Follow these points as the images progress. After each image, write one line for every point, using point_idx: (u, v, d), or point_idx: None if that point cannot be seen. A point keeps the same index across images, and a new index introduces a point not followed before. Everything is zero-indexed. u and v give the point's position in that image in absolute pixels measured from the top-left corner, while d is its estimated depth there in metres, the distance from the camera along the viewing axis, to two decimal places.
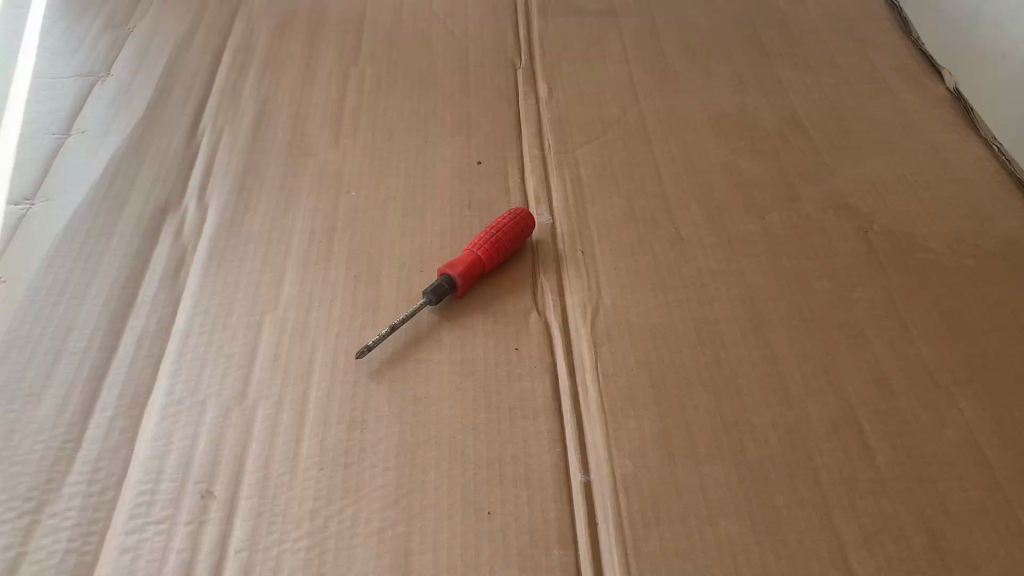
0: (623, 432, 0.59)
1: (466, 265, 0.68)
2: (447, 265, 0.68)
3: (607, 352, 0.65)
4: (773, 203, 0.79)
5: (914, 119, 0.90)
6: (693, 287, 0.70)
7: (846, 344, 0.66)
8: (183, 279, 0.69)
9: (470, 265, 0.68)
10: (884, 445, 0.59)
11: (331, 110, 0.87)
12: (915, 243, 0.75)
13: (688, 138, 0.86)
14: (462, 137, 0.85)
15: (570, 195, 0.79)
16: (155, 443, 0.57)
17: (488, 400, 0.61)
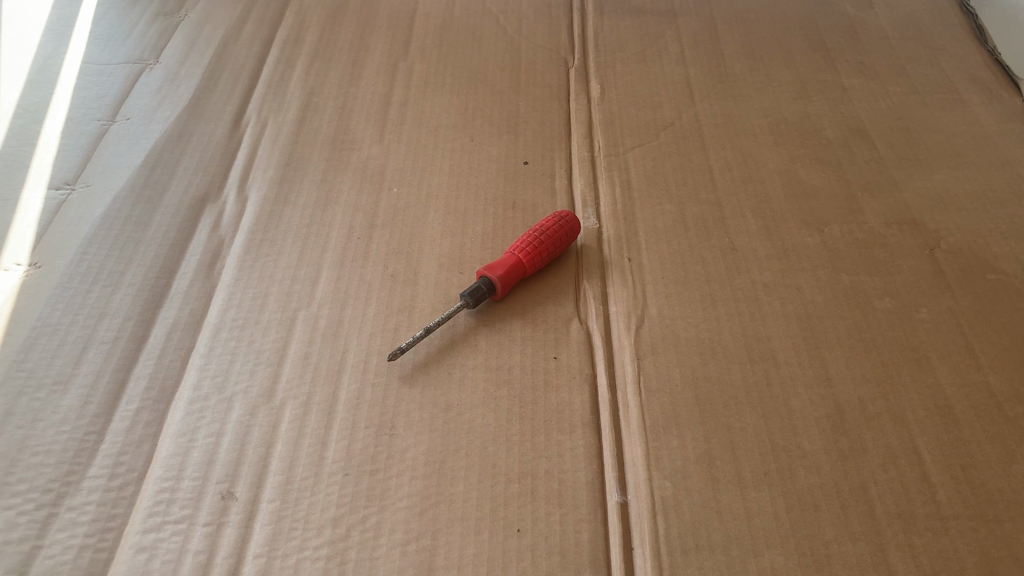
0: (664, 452, 0.56)
1: (506, 270, 0.65)
2: (487, 268, 0.65)
3: (650, 365, 0.62)
4: (833, 214, 0.75)
5: (987, 132, 0.85)
6: (745, 301, 0.67)
7: (908, 367, 0.62)
8: (216, 273, 0.67)
9: (511, 271, 0.65)
10: (946, 479, 0.55)
11: (377, 105, 0.85)
12: (985, 263, 0.70)
13: (746, 144, 0.82)
14: (509, 136, 0.83)
15: (619, 199, 0.76)
16: (178, 439, 0.56)
17: (523, 410, 0.58)
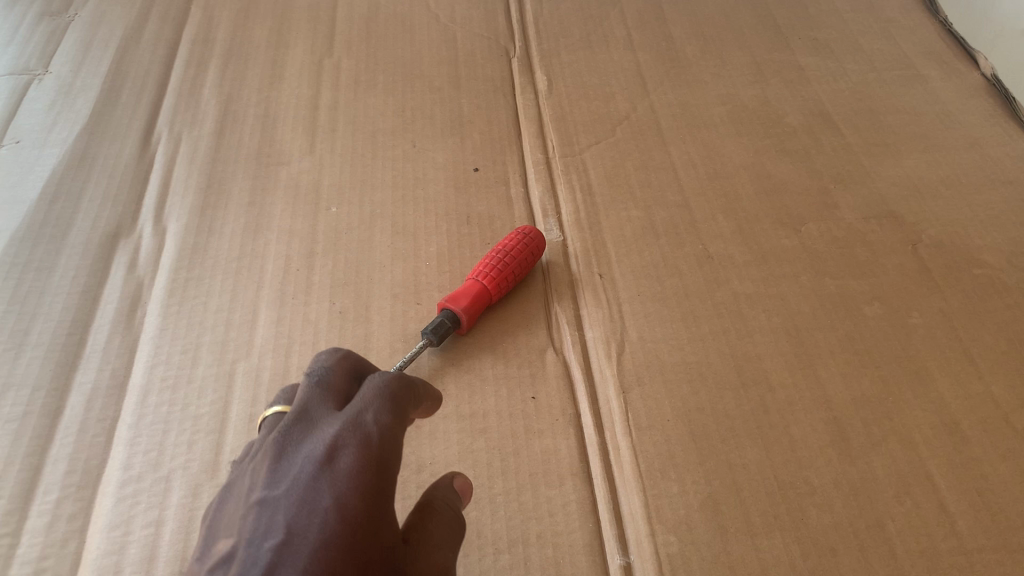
0: (665, 501, 0.51)
1: (471, 300, 0.59)
2: (450, 299, 0.59)
3: (638, 399, 0.56)
4: (808, 211, 0.70)
5: (951, 110, 0.81)
6: (729, 316, 0.62)
7: (908, 381, 0.58)
8: (138, 323, 0.59)
9: (476, 300, 0.59)
10: (964, 507, 0.51)
11: (304, 110, 0.77)
12: (970, 257, 0.66)
13: (707, 136, 0.77)
14: (453, 140, 0.76)
15: (581, 206, 0.70)
16: (111, 533, 0.48)
17: (505, 464, 0.52)
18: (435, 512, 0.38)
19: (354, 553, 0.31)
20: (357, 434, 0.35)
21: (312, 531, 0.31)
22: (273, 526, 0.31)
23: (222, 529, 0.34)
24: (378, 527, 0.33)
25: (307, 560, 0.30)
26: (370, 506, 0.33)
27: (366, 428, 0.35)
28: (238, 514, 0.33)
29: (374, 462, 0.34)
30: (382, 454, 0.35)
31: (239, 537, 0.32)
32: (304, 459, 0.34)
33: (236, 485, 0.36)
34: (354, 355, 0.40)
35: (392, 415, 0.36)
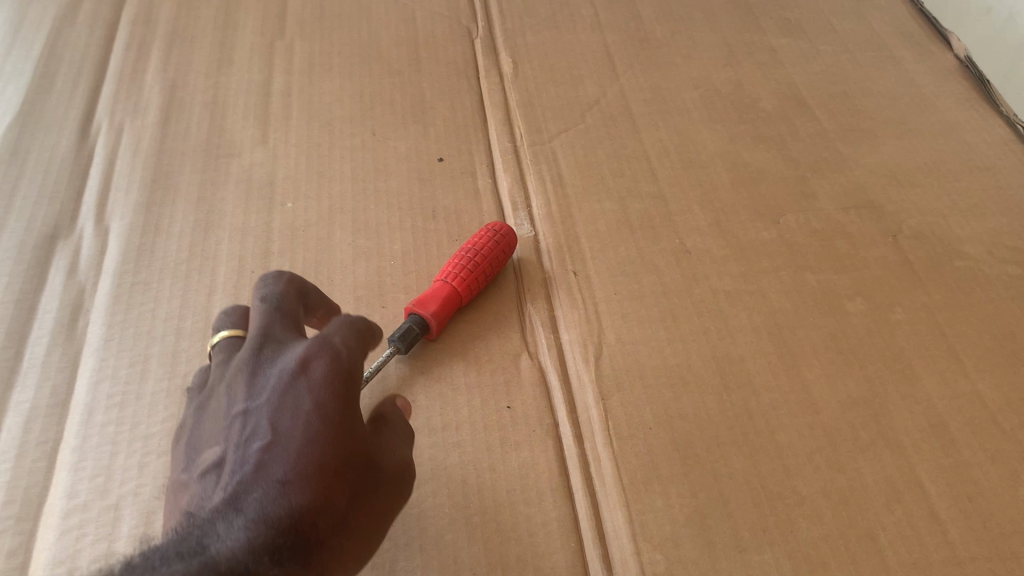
0: (649, 516, 0.49)
1: (441, 303, 0.55)
2: (418, 303, 0.55)
3: (618, 406, 0.54)
4: (786, 201, 0.68)
5: (926, 94, 0.79)
6: (709, 315, 0.59)
7: (894, 381, 0.56)
8: (80, 334, 0.55)
9: (445, 303, 0.56)
10: (955, 514, 0.50)
11: (255, 97, 0.72)
12: (951, 248, 0.65)
13: (680, 122, 0.74)
14: (416, 127, 0.72)
15: (553, 198, 0.66)
16: (54, 569, 0.44)
17: (481, 481, 0.49)
18: (390, 425, 0.44)
19: (336, 446, 0.36)
20: (327, 347, 0.41)
21: (296, 430, 0.36)
22: (264, 420, 0.37)
23: (204, 440, 0.38)
24: (350, 424, 0.39)
25: (299, 445, 0.36)
26: (344, 413, 0.38)
27: (335, 342, 0.41)
28: (219, 424, 0.38)
29: (342, 371, 0.40)
30: (347, 366, 0.41)
31: (225, 445, 0.37)
32: (280, 373, 0.39)
33: (207, 403, 0.40)
34: (297, 281, 0.48)
35: (354, 332, 0.43)
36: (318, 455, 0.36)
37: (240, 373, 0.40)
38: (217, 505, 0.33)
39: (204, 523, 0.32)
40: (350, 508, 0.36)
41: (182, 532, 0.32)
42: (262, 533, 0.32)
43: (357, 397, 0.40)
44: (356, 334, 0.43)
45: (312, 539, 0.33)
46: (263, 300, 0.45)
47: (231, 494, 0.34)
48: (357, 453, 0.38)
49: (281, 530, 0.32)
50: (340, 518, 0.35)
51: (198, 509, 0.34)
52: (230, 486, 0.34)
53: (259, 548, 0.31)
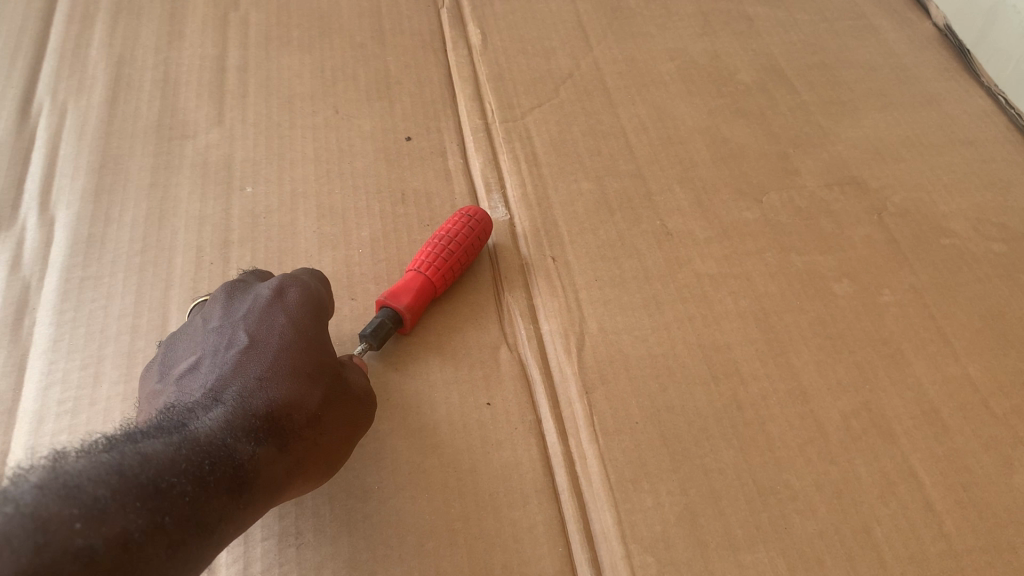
0: (639, 516, 0.47)
1: (413, 295, 0.52)
2: (390, 295, 0.52)
3: (603, 400, 0.51)
4: (768, 178, 0.66)
5: (906, 63, 0.77)
6: (693, 301, 0.57)
7: (884, 366, 0.55)
8: (26, 335, 0.51)
9: (418, 295, 0.53)
10: (950, 504, 0.48)
11: (209, 72, 0.68)
12: (937, 225, 0.63)
13: (657, 96, 0.71)
14: (381, 104, 0.68)
15: (527, 179, 0.64)
16: None
17: (462, 485, 0.47)
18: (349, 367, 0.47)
19: (307, 360, 0.43)
20: (299, 282, 0.47)
21: (271, 341, 0.44)
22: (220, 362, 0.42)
23: (180, 352, 0.45)
24: (320, 344, 0.45)
25: (273, 355, 0.43)
26: (313, 334, 0.45)
27: (304, 280, 0.48)
28: (198, 337, 0.45)
29: (312, 300, 0.47)
30: (316, 299, 0.47)
31: (192, 371, 0.43)
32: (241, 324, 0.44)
33: (176, 351, 0.45)
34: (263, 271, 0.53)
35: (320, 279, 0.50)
36: (292, 364, 0.43)
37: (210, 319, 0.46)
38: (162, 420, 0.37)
39: (189, 410, 0.39)
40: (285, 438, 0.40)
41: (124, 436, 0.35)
42: (194, 445, 0.35)
43: (307, 350, 0.44)
44: (317, 300, 0.48)
45: (246, 460, 0.37)
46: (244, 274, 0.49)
47: (177, 417, 0.38)
48: (330, 370, 0.45)
49: (219, 455, 0.36)
50: (272, 451, 0.39)
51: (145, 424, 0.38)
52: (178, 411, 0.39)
53: (195, 453, 0.35)
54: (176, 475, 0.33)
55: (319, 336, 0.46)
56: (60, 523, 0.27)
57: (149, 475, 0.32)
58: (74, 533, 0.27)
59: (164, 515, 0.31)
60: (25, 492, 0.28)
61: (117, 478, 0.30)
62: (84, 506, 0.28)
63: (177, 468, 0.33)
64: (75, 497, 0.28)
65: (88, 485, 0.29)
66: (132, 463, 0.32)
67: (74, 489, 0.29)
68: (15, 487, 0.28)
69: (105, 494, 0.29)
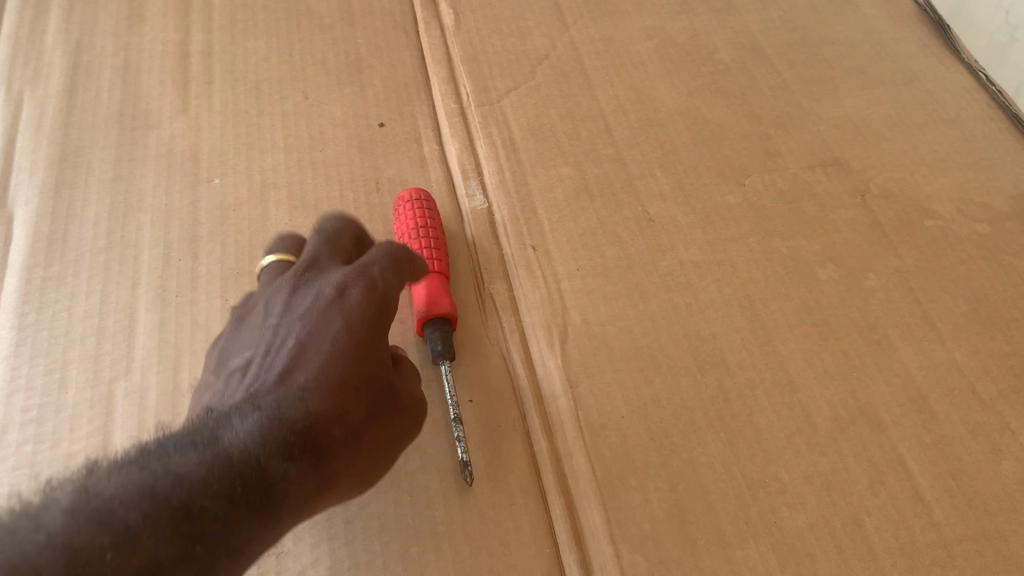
0: (627, 514, 0.46)
1: (427, 296, 0.51)
2: (429, 299, 0.51)
3: (588, 395, 0.50)
4: (750, 161, 0.64)
5: (886, 39, 0.76)
6: (677, 289, 0.56)
7: (870, 353, 0.54)
8: None
9: (427, 292, 0.52)
10: (939, 493, 0.48)
11: (172, 59, 0.66)
12: (920, 206, 0.62)
13: (636, 77, 0.70)
14: (352, 89, 0.66)
15: (505, 165, 0.62)
16: None
17: (446, 487, 0.46)
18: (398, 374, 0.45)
19: (359, 367, 0.41)
20: (365, 277, 0.44)
21: (324, 345, 0.41)
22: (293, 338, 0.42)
23: (239, 346, 0.44)
24: (376, 350, 0.43)
25: (322, 363, 0.41)
26: (369, 338, 0.43)
27: (373, 275, 0.44)
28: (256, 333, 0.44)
29: (373, 300, 0.43)
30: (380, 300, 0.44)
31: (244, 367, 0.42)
32: (318, 298, 0.44)
33: (249, 320, 0.45)
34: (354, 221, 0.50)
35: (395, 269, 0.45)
36: (339, 373, 0.41)
37: (284, 289, 0.45)
38: (239, 405, 0.38)
39: (223, 417, 0.37)
40: (353, 429, 0.40)
41: (200, 423, 0.37)
42: (270, 437, 0.36)
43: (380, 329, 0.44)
44: (379, 299, 0.44)
45: (277, 478, 0.35)
46: (318, 234, 0.48)
47: (253, 401, 0.38)
48: (378, 374, 0.42)
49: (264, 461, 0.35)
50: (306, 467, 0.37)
51: (214, 406, 0.39)
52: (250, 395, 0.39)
53: (269, 446, 0.36)
54: (208, 495, 0.32)
55: (380, 341, 0.43)
56: (133, 530, 0.29)
57: (222, 474, 0.33)
58: (154, 532, 0.30)
59: (232, 519, 0.33)
60: (110, 490, 0.30)
61: (193, 475, 0.32)
62: (158, 510, 0.30)
63: (249, 466, 0.34)
64: (107, 524, 0.29)
65: (167, 485, 0.31)
66: (207, 463, 0.33)
67: (152, 493, 0.31)
68: (47, 510, 0.29)
69: (181, 497, 0.31)
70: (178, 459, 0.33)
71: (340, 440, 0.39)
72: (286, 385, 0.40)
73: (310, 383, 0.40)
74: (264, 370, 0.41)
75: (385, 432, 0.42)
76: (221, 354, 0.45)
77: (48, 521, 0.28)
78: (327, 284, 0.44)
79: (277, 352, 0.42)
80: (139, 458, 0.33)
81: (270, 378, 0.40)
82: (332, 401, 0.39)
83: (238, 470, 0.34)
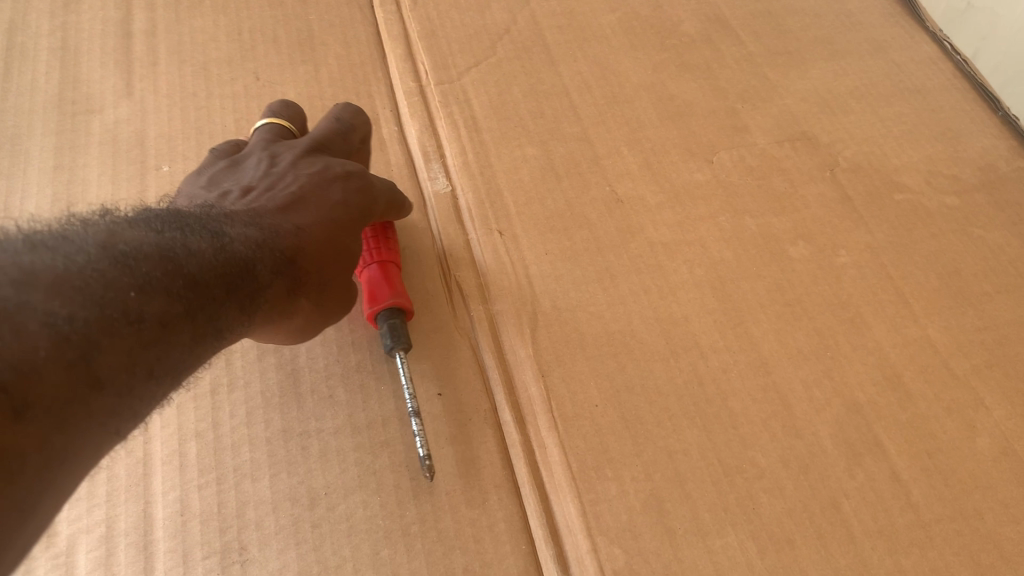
0: (604, 506, 0.45)
1: (372, 294, 0.49)
2: (375, 298, 0.49)
3: (560, 384, 0.49)
4: (718, 137, 0.63)
5: (850, 10, 0.75)
6: (647, 271, 0.55)
7: (844, 332, 0.53)
8: None
9: (371, 289, 0.49)
10: (916, 473, 0.47)
11: (114, 40, 0.63)
12: (889, 180, 0.61)
13: (599, 52, 0.68)
14: (305, 68, 0.63)
15: (468, 145, 0.60)
16: None
17: (416, 484, 0.45)
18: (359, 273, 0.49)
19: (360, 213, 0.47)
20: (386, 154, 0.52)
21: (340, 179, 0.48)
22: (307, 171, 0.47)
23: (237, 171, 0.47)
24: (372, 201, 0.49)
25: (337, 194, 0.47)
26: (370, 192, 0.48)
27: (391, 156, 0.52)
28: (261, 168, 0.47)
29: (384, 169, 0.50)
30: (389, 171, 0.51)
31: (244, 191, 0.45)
32: (326, 169, 0.47)
33: (248, 158, 0.48)
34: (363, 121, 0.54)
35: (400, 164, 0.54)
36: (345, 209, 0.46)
37: (295, 149, 0.49)
38: (240, 216, 0.42)
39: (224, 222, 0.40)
40: (320, 284, 0.44)
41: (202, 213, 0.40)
42: (265, 250, 0.40)
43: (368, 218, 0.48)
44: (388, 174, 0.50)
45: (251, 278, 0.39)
46: (332, 123, 0.52)
47: (250, 218, 0.42)
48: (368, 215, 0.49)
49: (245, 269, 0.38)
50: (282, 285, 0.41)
51: (215, 207, 0.42)
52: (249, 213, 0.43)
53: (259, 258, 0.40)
54: (205, 272, 0.36)
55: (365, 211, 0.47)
56: (151, 285, 0.32)
57: (220, 263, 0.37)
58: (167, 292, 0.33)
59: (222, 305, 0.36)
60: (134, 241, 0.34)
61: (205, 253, 0.36)
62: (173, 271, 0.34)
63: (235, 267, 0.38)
64: (135, 265, 0.32)
65: (185, 255, 0.35)
66: (217, 250, 0.37)
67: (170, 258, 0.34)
68: (84, 241, 0.32)
69: (193, 268, 0.35)
70: (193, 239, 0.37)
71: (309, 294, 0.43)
72: (281, 220, 0.43)
73: (304, 228, 0.44)
74: (263, 198, 0.44)
75: (336, 309, 0.46)
76: (211, 175, 0.48)
77: (86, 249, 0.31)
78: (337, 164, 0.48)
79: (279, 190, 0.45)
80: (158, 223, 0.37)
81: (261, 205, 0.44)
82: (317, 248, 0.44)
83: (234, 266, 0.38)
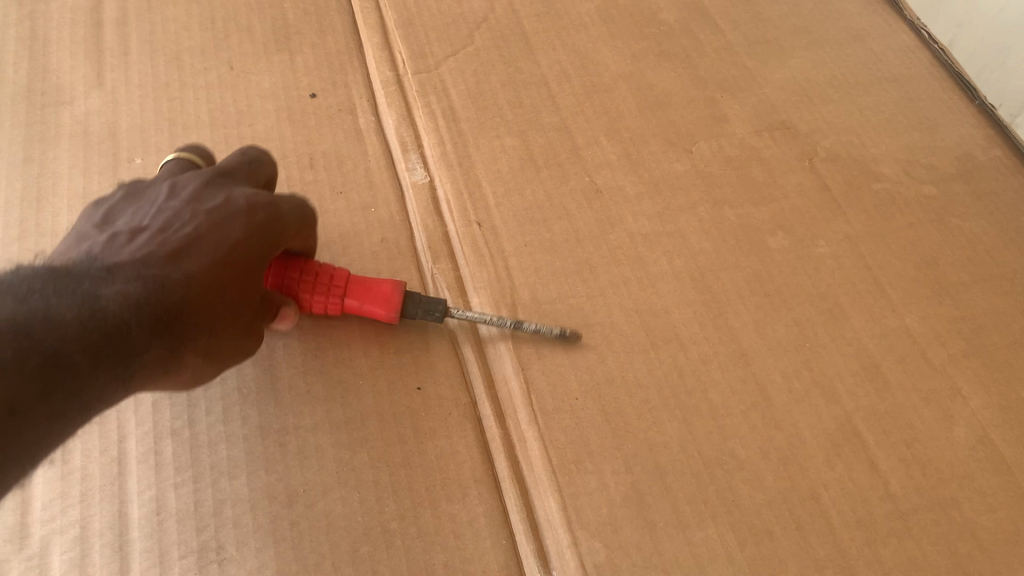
0: (584, 500, 0.45)
1: (370, 313, 0.48)
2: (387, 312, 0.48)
3: (540, 377, 0.49)
4: (696, 127, 0.63)
5: None
6: (627, 263, 0.55)
7: (823, 322, 0.53)
8: None
9: (360, 310, 0.48)
10: (895, 464, 0.47)
11: (84, 29, 0.62)
12: (867, 170, 0.61)
13: (578, 41, 0.67)
14: (280, 57, 0.62)
15: (446, 135, 0.59)
16: None
17: (396, 480, 0.44)
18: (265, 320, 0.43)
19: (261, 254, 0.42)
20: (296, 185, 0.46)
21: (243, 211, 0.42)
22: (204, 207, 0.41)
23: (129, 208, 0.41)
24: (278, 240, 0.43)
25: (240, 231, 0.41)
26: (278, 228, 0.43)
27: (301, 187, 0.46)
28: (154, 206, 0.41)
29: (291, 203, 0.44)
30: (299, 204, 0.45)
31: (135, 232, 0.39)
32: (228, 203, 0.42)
33: (143, 194, 0.42)
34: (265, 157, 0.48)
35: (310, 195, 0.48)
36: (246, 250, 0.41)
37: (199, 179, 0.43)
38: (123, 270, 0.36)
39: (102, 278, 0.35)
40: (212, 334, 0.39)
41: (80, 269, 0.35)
42: (146, 306, 0.35)
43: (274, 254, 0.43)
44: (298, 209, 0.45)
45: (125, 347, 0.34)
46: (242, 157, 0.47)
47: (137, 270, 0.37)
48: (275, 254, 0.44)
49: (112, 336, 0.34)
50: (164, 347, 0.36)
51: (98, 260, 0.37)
52: (133, 258, 0.37)
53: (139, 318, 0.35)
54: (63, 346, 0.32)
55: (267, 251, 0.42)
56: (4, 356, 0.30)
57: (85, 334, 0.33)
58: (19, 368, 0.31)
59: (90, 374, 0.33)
60: None
61: (69, 319, 0.33)
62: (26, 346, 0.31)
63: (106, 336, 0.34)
64: None
65: (41, 327, 0.32)
66: (83, 315, 0.33)
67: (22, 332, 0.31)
68: None
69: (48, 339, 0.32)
70: (59, 304, 0.33)
71: (199, 346, 0.38)
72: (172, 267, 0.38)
73: (196, 273, 0.38)
74: (152, 239, 0.39)
75: None
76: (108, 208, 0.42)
77: None
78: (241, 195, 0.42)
79: (173, 230, 0.39)
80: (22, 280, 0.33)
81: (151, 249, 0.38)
82: (210, 295, 0.38)
83: (104, 329, 0.34)
